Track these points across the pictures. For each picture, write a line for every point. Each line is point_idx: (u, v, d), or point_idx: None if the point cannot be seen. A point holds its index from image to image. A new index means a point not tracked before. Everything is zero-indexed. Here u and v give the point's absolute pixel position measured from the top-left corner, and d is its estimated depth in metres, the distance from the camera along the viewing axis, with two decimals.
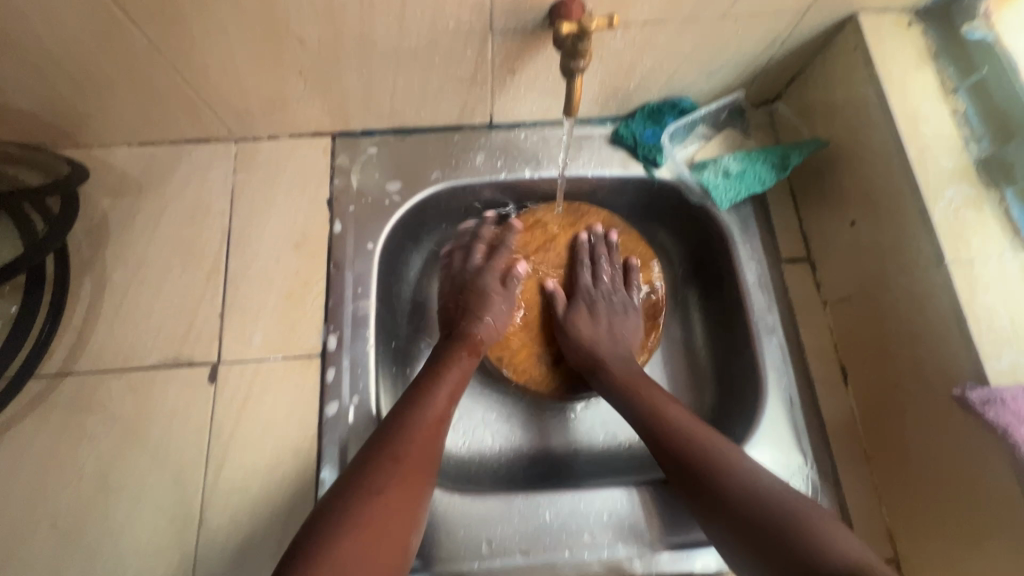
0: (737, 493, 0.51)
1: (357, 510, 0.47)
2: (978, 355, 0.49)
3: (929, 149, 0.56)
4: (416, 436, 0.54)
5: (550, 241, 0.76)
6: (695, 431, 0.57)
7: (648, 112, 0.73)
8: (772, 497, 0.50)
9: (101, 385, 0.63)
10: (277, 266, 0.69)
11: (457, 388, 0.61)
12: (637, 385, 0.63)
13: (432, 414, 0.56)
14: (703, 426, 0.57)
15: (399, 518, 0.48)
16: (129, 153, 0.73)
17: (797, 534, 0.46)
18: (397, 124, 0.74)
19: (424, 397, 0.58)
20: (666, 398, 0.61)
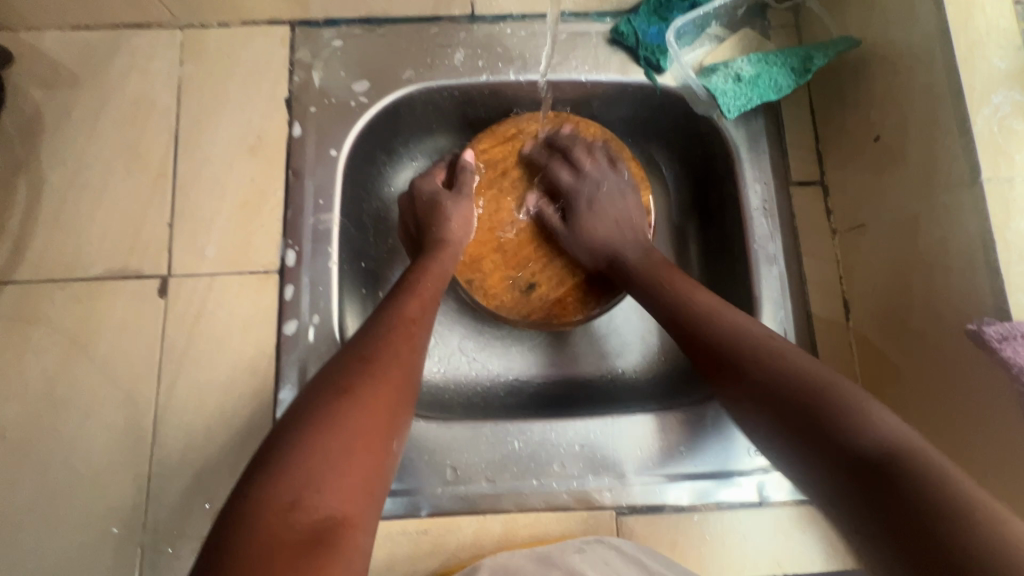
0: (766, 375, 0.46)
1: (323, 408, 0.42)
2: (1003, 287, 0.43)
3: (980, 44, 0.47)
4: (389, 337, 0.49)
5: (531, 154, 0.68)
6: (716, 317, 0.52)
7: (653, 5, 0.63)
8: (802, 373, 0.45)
9: (43, 295, 0.59)
10: (231, 172, 0.62)
11: (432, 296, 0.56)
12: (659, 272, 0.59)
13: (405, 317, 0.52)
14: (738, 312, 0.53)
15: (378, 413, 0.44)
16: (60, 38, 0.64)
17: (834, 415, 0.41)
18: (365, 11, 0.65)
19: (394, 304, 0.53)
20: (689, 284, 0.57)
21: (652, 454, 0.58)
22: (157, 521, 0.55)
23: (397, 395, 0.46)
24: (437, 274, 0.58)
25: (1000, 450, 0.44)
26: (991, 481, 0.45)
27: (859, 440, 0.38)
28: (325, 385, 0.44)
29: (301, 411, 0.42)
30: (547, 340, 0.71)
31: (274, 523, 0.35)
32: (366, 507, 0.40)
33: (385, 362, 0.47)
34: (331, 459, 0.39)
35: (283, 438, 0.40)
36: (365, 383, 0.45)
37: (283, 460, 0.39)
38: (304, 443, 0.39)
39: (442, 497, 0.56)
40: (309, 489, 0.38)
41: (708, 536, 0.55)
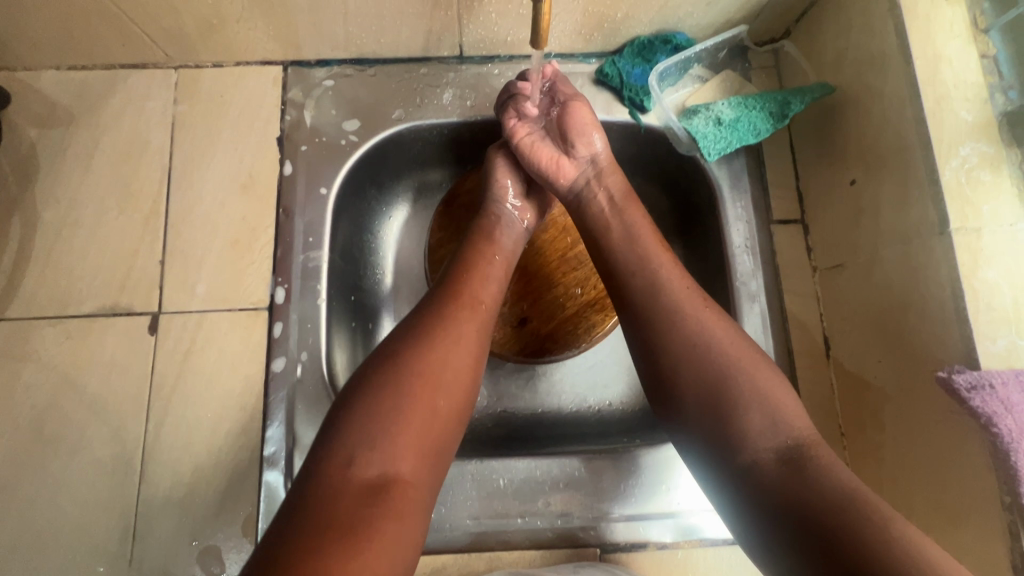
0: (707, 381, 0.47)
1: (378, 390, 0.45)
2: (972, 335, 0.45)
3: (948, 98, 0.49)
4: (459, 306, 0.51)
5: None
6: (684, 326, 0.49)
7: (637, 48, 0.65)
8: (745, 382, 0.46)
9: (34, 332, 0.59)
10: (222, 209, 0.64)
11: (498, 272, 0.57)
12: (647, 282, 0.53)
13: (473, 292, 0.53)
14: (726, 329, 0.49)
15: (437, 384, 0.46)
16: (57, 78, 0.66)
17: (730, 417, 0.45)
18: (356, 52, 0.66)
19: (466, 277, 0.54)
20: (677, 281, 0.52)
21: (636, 491, 0.58)
22: (143, 559, 0.55)
23: (461, 372, 0.48)
24: (502, 254, 0.60)
25: (970, 493, 0.45)
26: (962, 524, 0.46)
27: (828, 485, 0.40)
28: (387, 354, 0.47)
29: (365, 381, 0.46)
30: (535, 372, 0.72)
31: (334, 479, 0.41)
32: (419, 470, 0.43)
33: (449, 338, 0.49)
34: (390, 427, 0.43)
35: (350, 399, 0.45)
36: (415, 362, 0.46)
37: (351, 423, 0.43)
38: (366, 410, 0.44)
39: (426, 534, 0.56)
40: (366, 448, 0.42)
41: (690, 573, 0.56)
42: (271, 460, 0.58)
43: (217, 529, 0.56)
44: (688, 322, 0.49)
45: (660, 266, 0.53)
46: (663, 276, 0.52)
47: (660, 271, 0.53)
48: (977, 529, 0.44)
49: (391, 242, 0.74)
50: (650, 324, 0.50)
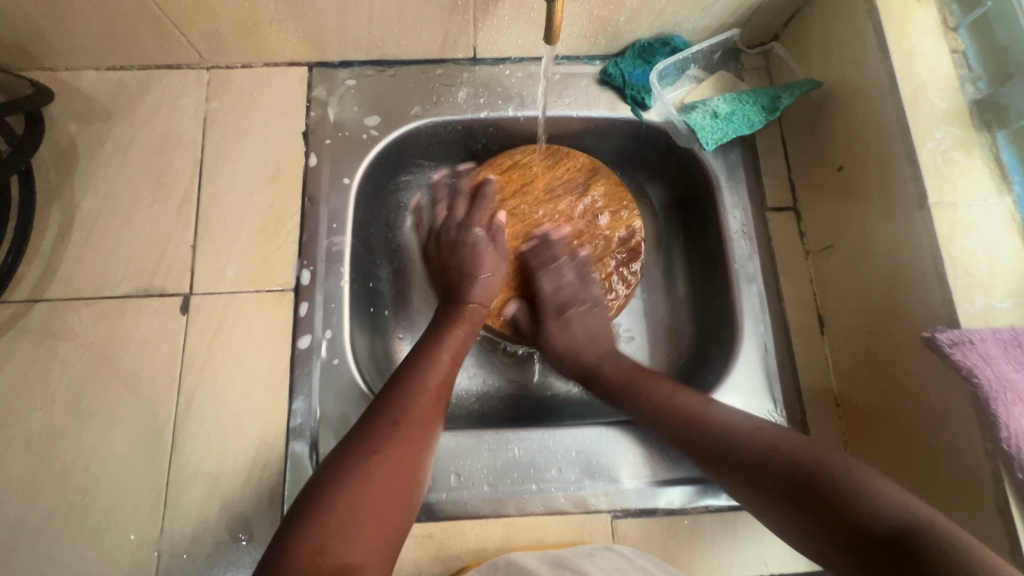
0: (746, 453, 0.49)
1: (354, 465, 0.45)
2: (952, 298, 0.49)
3: (922, 88, 0.54)
4: (421, 395, 0.53)
5: (528, 183, 0.73)
6: (701, 422, 0.54)
7: (638, 50, 0.70)
8: (773, 446, 0.48)
9: (72, 312, 0.63)
10: (251, 198, 0.67)
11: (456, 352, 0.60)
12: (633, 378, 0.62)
13: (435, 379, 0.55)
14: (682, 394, 0.57)
15: (403, 467, 0.47)
16: (96, 77, 0.70)
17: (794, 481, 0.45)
18: (377, 55, 0.71)
19: (428, 362, 0.57)
20: (693, 400, 0.57)
21: (644, 460, 0.61)
22: (173, 527, 0.57)
23: (419, 453, 0.49)
24: (468, 322, 0.63)
25: (957, 446, 0.48)
26: (951, 476, 0.49)
27: (877, 511, 0.40)
28: (356, 441, 0.48)
29: (336, 467, 0.46)
30: (544, 356, 0.75)
31: (304, 564, 0.39)
32: (382, 559, 0.43)
33: (412, 423, 0.50)
34: (358, 508, 0.43)
35: (315, 490, 0.44)
36: (390, 440, 0.48)
37: (322, 500, 0.43)
38: (336, 495, 0.43)
39: (445, 501, 0.59)
40: (335, 537, 0.41)
41: (698, 537, 0.59)
42: (297, 432, 0.61)
43: (245, 498, 0.58)
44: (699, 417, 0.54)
45: (676, 394, 0.58)
46: (676, 396, 0.57)
47: (671, 393, 0.58)
48: (964, 479, 0.48)
49: (407, 234, 0.78)
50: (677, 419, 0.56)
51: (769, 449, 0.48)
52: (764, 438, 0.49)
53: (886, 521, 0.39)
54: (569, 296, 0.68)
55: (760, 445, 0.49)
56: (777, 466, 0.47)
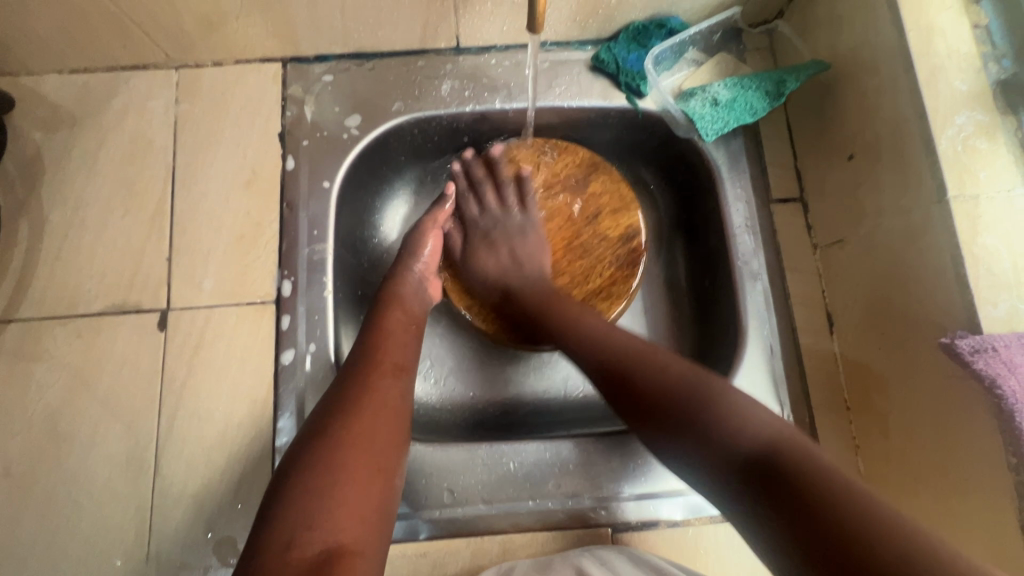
0: (650, 387, 0.46)
1: (312, 451, 0.43)
2: (973, 300, 0.45)
3: (942, 68, 0.49)
4: (373, 366, 0.51)
5: (527, 184, 0.68)
6: (612, 346, 0.51)
7: (632, 33, 0.66)
8: (693, 385, 0.45)
9: (47, 332, 0.60)
10: (227, 205, 0.64)
11: (402, 326, 0.57)
12: (549, 302, 0.59)
13: (380, 355, 0.52)
14: (617, 334, 0.53)
15: (361, 443, 0.44)
16: (59, 81, 0.66)
17: (717, 415, 0.42)
18: (354, 47, 0.67)
19: (374, 339, 0.54)
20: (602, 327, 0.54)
21: (645, 472, 0.59)
22: (160, 551, 0.56)
23: (384, 425, 0.47)
24: (402, 302, 0.59)
25: (978, 459, 0.45)
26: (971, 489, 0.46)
27: (741, 437, 0.41)
28: (309, 430, 0.45)
29: (294, 458, 0.43)
30: (540, 359, 0.73)
31: (273, 558, 0.37)
32: (365, 536, 0.41)
33: (362, 400, 0.47)
34: (324, 492, 0.41)
35: (280, 485, 0.42)
36: (344, 420, 0.46)
37: (287, 496, 0.41)
38: (299, 484, 0.41)
39: (438, 518, 0.57)
40: (303, 527, 0.39)
41: (702, 550, 0.56)
42: (283, 451, 0.59)
43: (232, 519, 0.57)
44: (622, 346, 0.51)
45: (594, 319, 0.56)
46: (590, 319, 0.55)
47: (583, 315, 0.56)
48: (984, 493, 0.45)
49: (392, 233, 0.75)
50: (591, 348, 0.53)
51: (676, 393, 0.45)
52: (691, 380, 0.46)
53: (759, 444, 0.39)
54: (491, 223, 0.66)
55: (687, 385, 0.45)
56: (675, 398, 0.45)
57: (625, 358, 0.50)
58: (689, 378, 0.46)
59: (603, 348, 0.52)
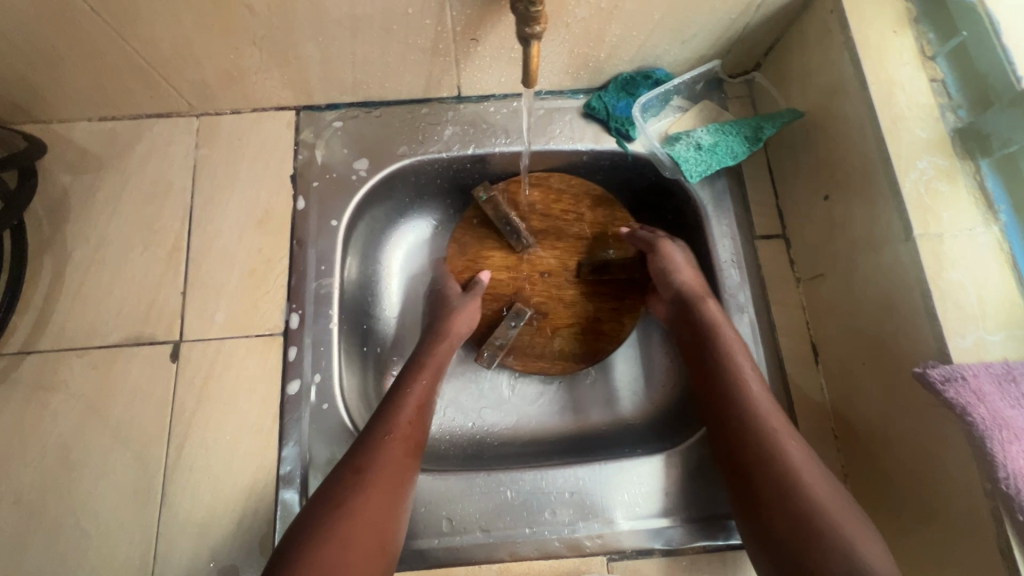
0: (764, 473, 0.49)
1: (326, 519, 0.47)
2: (943, 332, 0.48)
3: (902, 118, 0.54)
4: (384, 448, 0.53)
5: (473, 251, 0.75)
6: (735, 407, 0.54)
7: (621, 83, 0.71)
8: (806, 489, 0.47)
9: (63, 363, 0.63)
10: (240, 242, 0.68)
11: (429, 392, 0.60)
12: (710, 341, 0.59)
13: (399, 427, 0.55)
14: (748, 382, 0.55)
15: (372, 518, 0.49)
16: (88, 128, 0.71)
17: (816, 533, 0.44)
18: (362, 97, 0.72)
19: (394, 408, 0.57)
20: (760, 390, 0.55)
21: (640, 500, 0.60)
22: None
23: (387, 506, 0.50)
24: (428, 369, 0.62)
25: (956, 487, 0.47)
26: (951, 517, 0.48)
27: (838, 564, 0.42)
28: (321, 505, 0.49)
29: (308, 520, 0.48)
30: (538, 390, 0.75)
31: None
32: None
33: (379, 474, 0.51)
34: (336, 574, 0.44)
35: (296, 541, 0.46)
36: (360, 493, 0.50)
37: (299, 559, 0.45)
38: (330, 542, 0.46)
39: (437, 547, 0.58)
40: None
41: None
42: (286, 479, 0.60)
43: (236, 547, 0.58)
44: (756, 412, 0.53)
45: (748, 375, 0.56)
46: (743, 370, 0.56)
47: (740, 365, 0.57)
48: (962, 519, 0.46)
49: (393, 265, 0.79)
50: (717, 409, 0.55)
51: (795, 490, 0.47)
52: (813, 484, 0.47)
53: (800, 508, 0.46)
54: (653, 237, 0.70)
55: (800, 483, 0.47)
56: (781, 497, 0.47)
57: (743, 377, 0.56)
58: (811, 483, 0.47)
59: (729, 411, 0.54)
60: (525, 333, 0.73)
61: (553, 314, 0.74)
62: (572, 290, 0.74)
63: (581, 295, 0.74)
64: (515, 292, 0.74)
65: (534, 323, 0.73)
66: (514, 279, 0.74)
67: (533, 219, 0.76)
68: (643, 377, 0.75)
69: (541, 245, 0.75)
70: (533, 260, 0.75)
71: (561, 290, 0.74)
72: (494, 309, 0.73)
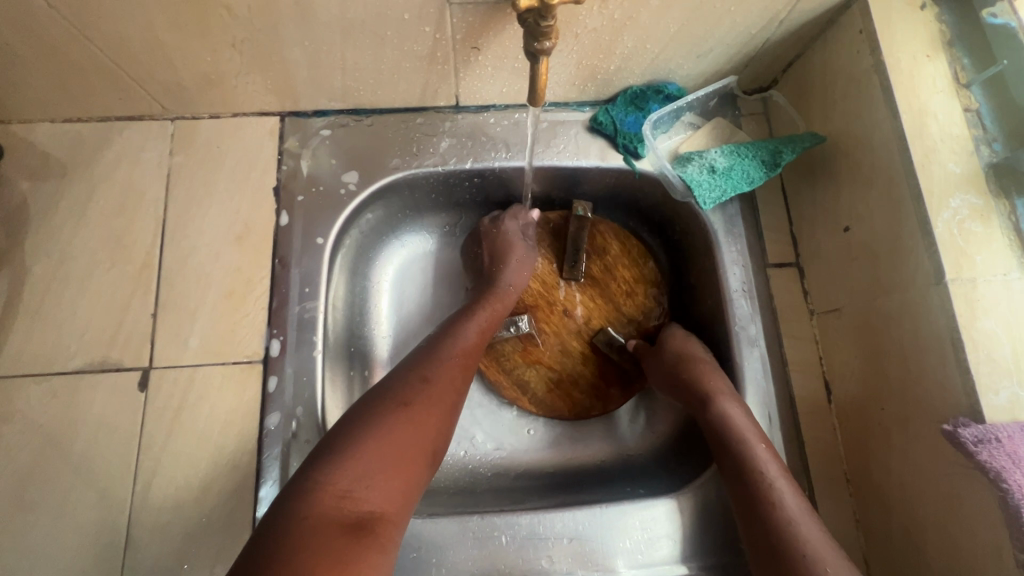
0: None
1: (380, 416, 0.48)
2: (975, 387, 0.45)
3: (935, 151, 0.50)
4: (444, 362, 0.55)
5: None
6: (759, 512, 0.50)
7: (630, 96, 0.66)
8: None
9: (19, 391, 0.58)
10: (217, 260, 0.63)
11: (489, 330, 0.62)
12: (725, 433, 0.55)
13: (462, 345, 0.58)
14: (771, 482, 0.51)
15: (423, 429, 0.49)
16: (51, 130, 0.65)
17: None
18: (352, 104, 0.67)
19: (457, 329, 0.59)
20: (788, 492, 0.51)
21: (642, 547, 0.56)
22: None
23: (439, 421, 0.51)
24: (497, 302, 0.64)
25: (985, 553, 0.44)
26: None
27: None
28: (384, 396, 0.50)
29: (359, 413, 0.49)
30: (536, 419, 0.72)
31: (327, 505, 0.42)
32: (402, 510, 0.46)
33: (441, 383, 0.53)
34: (383, 463, 0.46)
35: (346, 432, 0.47)
36: (420, 398, 0.51)
37: (344, 452, 0.45)
38: (381, 441, 0.47)
39: None
40: (359, 484, 0.44)
41: None
42: None
43: None
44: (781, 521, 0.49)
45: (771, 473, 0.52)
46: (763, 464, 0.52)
47: (759, 459, 0.53)
48: None
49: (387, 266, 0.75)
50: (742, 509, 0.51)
51: None
52: None
53: None
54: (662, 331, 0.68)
55: None
56: None
57: (776, 496, 0.50)
58: None
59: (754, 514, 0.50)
60: (509, 348, 0.71)
61: (544, 349, 0.71)
62: (579, 343, 0.72)
63: (579, 354, 0.72)
64: (533, 305, 0.72)
65: (523, 344, 0.71)
66: (542, 295, 0.72)
67: (593, 264, 0.73)
68: (644, 407, 0.73)
69: (585, 287, 0.73)
70: (571, 294, 0.72)
71: (569, 337, 0.72)
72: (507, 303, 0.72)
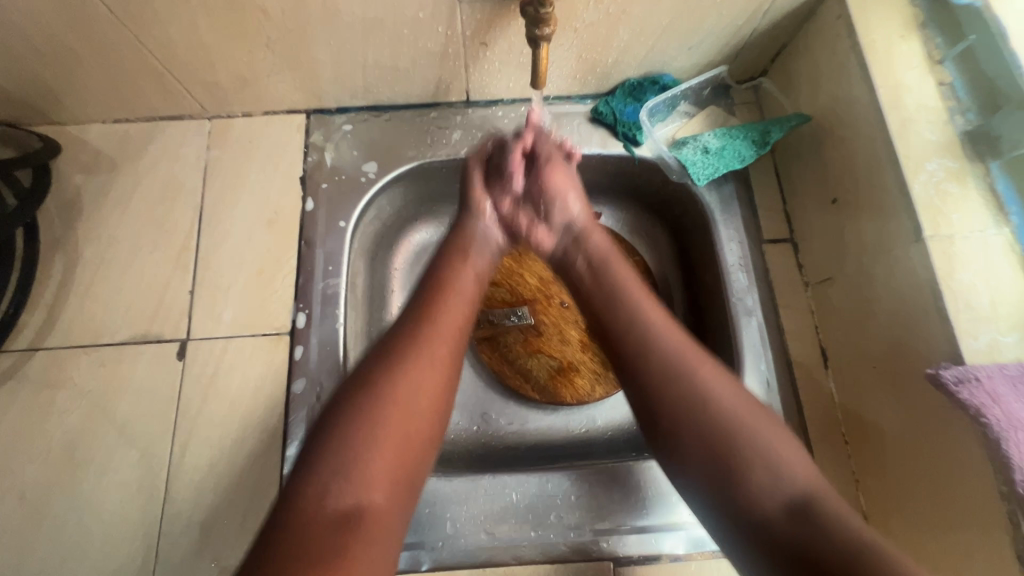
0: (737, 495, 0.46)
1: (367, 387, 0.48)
2: (956, 333, 0.47)
3: (910, 121, 0.54)
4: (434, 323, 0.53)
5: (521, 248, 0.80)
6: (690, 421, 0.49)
7: (628, 88, 0.71)
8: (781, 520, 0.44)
9: (70, 361, 0.63)
10: (248, 243, 0.68)
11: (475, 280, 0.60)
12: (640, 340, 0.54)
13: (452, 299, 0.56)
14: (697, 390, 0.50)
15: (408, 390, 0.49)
16: (102, 130, 0.72)
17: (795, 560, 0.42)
18: (372, 100, 0.73)
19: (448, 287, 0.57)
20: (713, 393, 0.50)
21: (645, 503, 0.59)
22: None
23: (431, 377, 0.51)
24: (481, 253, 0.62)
25: (972, 490, 0.46)
26: (971, 521, 0.46)
27: None
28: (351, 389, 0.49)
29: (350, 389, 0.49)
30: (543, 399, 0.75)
31: (311, 509, 0.42)
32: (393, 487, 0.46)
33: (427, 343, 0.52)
34: (362, 459, 0.45)
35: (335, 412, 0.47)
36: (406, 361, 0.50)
37: (334, 441, 0.45)
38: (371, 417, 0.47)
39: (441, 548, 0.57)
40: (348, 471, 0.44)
41: None
42: None
43: (238, 547, 0.57)
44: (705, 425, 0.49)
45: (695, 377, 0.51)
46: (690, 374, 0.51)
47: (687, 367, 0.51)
48: (976, 523, 0.46)
49: (400, 252, 0.80)
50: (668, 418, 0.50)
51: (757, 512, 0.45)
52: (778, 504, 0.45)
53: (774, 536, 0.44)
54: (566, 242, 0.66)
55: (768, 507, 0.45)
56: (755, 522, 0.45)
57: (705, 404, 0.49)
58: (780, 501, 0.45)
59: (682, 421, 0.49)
60: (512, 338, 0.75)
61: (544, 339, 0.76)
62: (577, 330, 0.76)
63: (578, 341, 0.76)
64: (532, 298, 0.78)
65: (524, 334, 0.76)
66: (539, 289, 0.78)
67: None
68: None
69: None
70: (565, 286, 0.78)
71: (567, 325, 0.77)
72: (506, 297, 0.77)
